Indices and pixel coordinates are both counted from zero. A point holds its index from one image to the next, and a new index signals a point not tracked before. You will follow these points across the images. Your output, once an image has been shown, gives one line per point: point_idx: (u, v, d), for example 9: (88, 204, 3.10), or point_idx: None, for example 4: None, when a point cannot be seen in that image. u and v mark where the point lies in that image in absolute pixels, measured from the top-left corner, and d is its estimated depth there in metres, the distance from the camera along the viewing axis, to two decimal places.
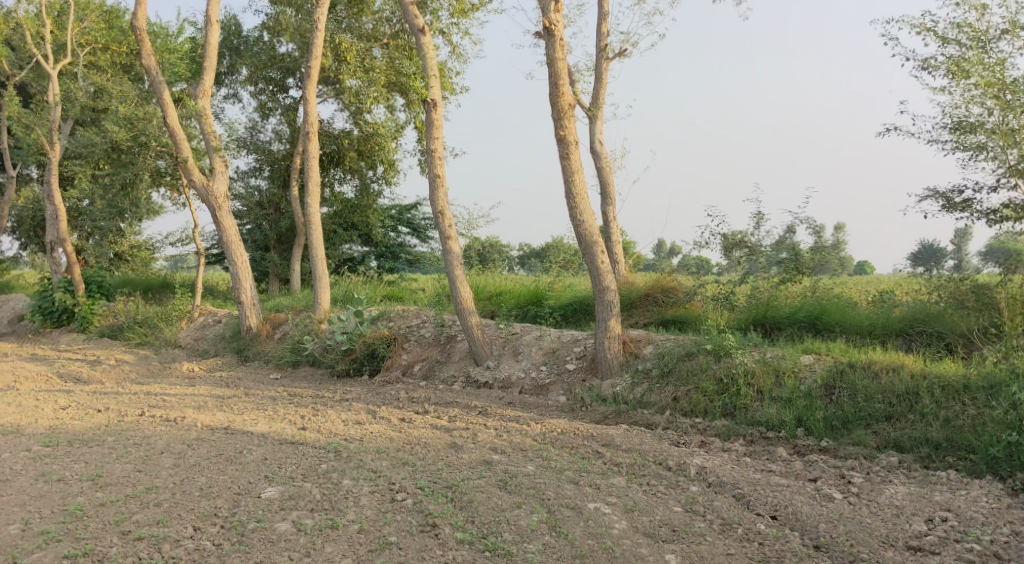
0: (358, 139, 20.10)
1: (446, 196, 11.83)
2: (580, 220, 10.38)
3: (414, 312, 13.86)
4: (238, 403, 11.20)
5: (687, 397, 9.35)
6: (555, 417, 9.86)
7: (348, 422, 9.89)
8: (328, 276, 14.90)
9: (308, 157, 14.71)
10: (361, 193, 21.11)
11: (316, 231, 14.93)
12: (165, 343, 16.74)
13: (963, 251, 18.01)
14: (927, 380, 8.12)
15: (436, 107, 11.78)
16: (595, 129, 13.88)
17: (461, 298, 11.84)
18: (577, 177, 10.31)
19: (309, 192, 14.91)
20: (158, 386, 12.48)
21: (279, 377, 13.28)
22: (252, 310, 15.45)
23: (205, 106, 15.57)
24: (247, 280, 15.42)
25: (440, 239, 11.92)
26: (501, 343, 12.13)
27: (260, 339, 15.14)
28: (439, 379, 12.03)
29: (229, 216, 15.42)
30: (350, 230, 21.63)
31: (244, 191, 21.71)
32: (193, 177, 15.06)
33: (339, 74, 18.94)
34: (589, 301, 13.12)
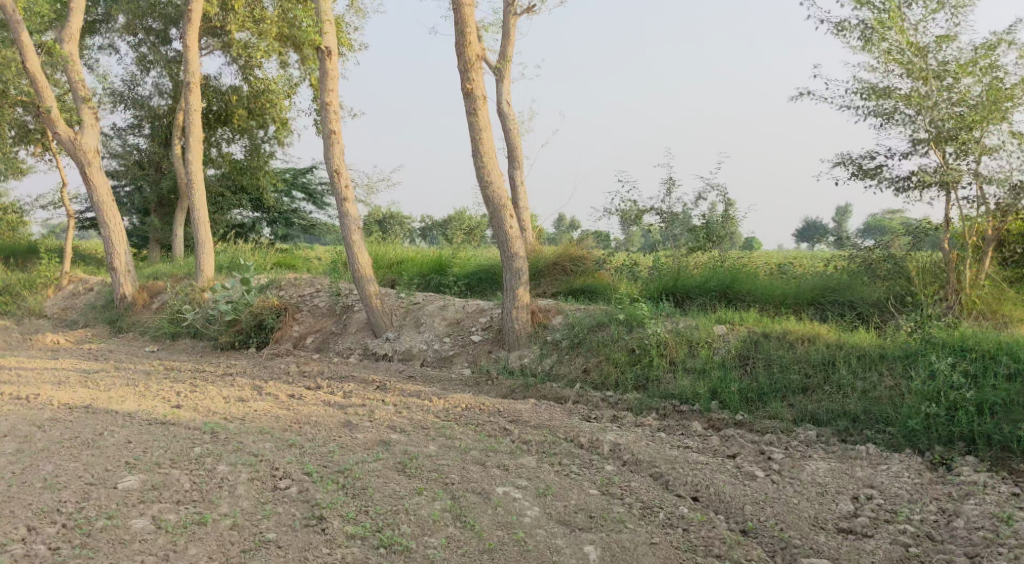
0: (247, 96, 18.77)
1: (342, 154, 10.92)
2: (487, 180, 9.71)
3: (307, 280, 12.91)
4: (105, 377, 10.03)
5: (598, 370, 8.92)
6: (459, 392, 9.23)
7: (231, 399, 8.95)
8: (212, 241, 13.73)
9: (190, 110, 13.44)
10: (252, 155, 19.77)
11: (199, 191, 13.72)
12: (26, 312, 15.11)
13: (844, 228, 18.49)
14: (843, 350, 7.96)
15: (332, 57, 10.81)
16: (502, 89, 13.21)
17: (359, 265, 11.00)
18: (484, 134, 9.65)
19: (191, 149, 13.65)
20: (13, 360, 11.10)
21: (156, 350, 12.09)
22: (127, 277, 14.08)
23: (73, 52, 13.91)
24: (121, 244, 14.03)
25: (335, 200, 11.00)
26: (402, 313, 11.38)
27: (136, 309, 13.82)
28: (333, 352, 11.17)
29: (101, 174, 13.93)
30: (240, 194, 20.24)
31: (121, 149, 19.94)
32: (57, 128, 13.48)
33: (226, 25, 17.51)
34: (494, 269, 12.51)
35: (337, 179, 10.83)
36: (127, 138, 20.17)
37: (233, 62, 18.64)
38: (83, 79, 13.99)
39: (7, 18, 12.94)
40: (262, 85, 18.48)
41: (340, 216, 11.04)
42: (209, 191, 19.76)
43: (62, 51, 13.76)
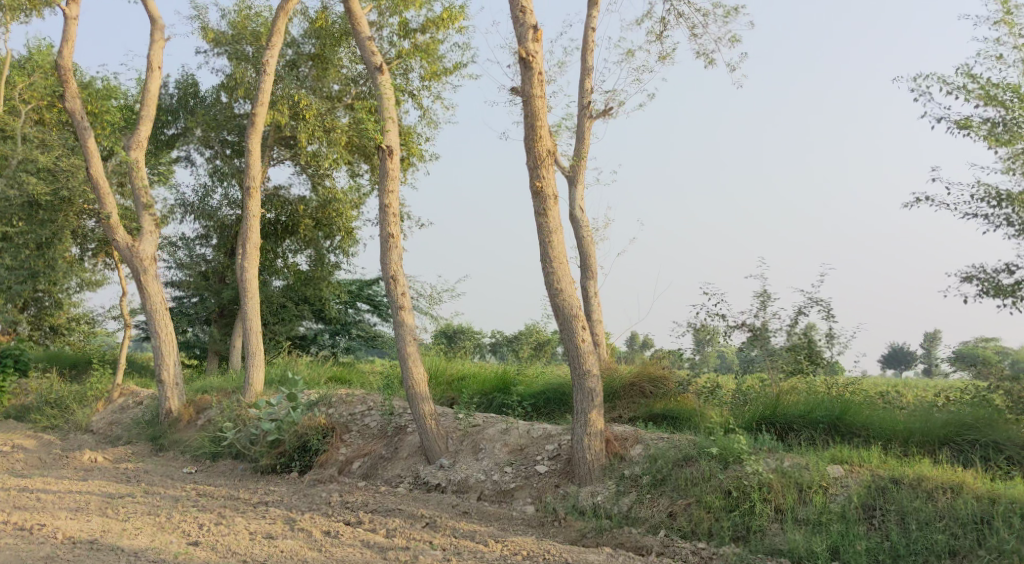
0: (315, 206, 18.55)
1: (400, 259, 10.10)
2: (556, 288, 8.67)
3: (360, 396, 11.85)
4: (127, 503, 9.01)
5: (687, 515, 7.49)
6: (520, 535, 7.86)
7: (257, 534, 7.75)
8: (263, 352, 12.94)
9: (249, 215, 13.00)
10: (316, 264, 19.30)
11: (254, 299, 13.09)
12: (75, 428, 14.39)
13: (934, 353, 16.76)
14: (1000, 505, 6.44)
15: (393, 157, 10.19)
16: (575, 194, 12.37)
17: (413, 380, 9.94)
18: (554, 236, 8.71)
19: (248, 255, 13.11)
20: (40, 480, 10.22)
21: (193, 472, 11.09)
22: (174, 390, 13.30)
23: (139, 159, 13.77)
24: (171, 355, 13.34)
25: (391, 309, 10.09)
26: (459, 436, 10.12)
27: (181, 425, 12.91)
28: (381, 480, 9.95)
29: (157, 282, 13.45)
30: (303, 305, 19.75)
31: (188, 259, 19.84)
32: (116, 234, 13.16)
33: (297, 134, 17.42)
34: (564, 388, 11.21)
35: (392, 286, 9.97)
36: (195, 249, 20.09)
37: (303, 172, 18.49)
38: (146, 186, 13.78)
39: (76, 125, 12.93)
40: (330, 194, 18.21)
41: (395, 326, 10.09)
42: (271, 301, 19.27)
43: (129, 158, 13.66)
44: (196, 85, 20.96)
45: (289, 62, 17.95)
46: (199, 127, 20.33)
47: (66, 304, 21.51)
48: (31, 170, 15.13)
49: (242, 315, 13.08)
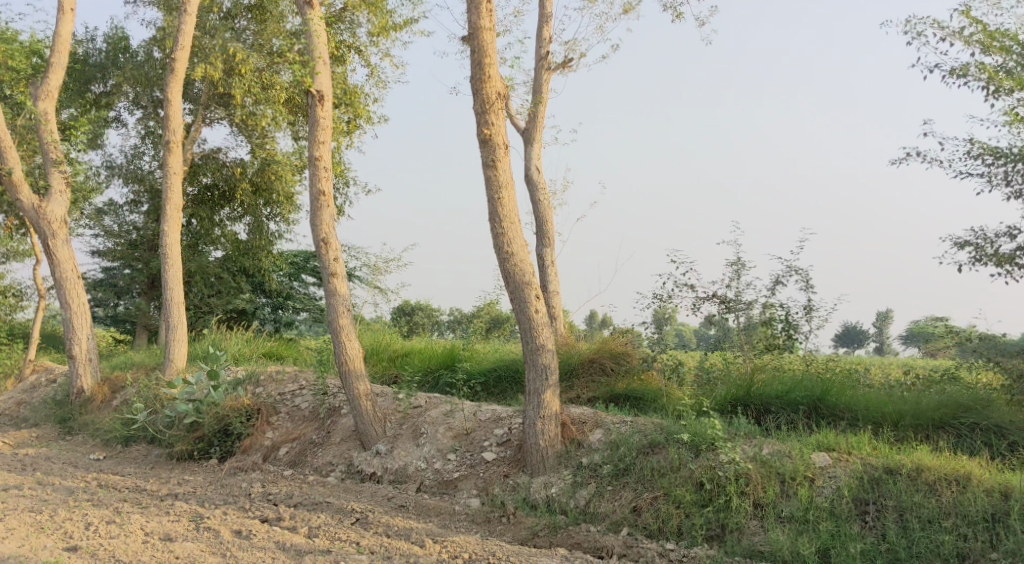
0: (254, 169, 17.16)
1: (333, 220, 8.96)
2: (506, 251, 7.61)
3: (292, 374, 10.66)
4: (10, 497, 7.72)
5: (653, 510, 6.59)
6: (464, 534, 6.85)
7: (154, 536, 6.57)
8: (185, 325, 11.72)
9: (169, 171, 11.71)
10: (255, 234, 17.96)
11: (176, 266, 11.79)
12: None
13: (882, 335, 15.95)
14: (1014, 500, 5.73)
15: (324, 104, 9.00)
16: (531, 154, 11.30)
17: (347, 356, 8.86)
18: (505, 193, 7.63)
19: (169, 216, 11.83)
20: None
21: (101, 459, 9.80)
22: (88, 367, 11.90)
23: (48, 110, 12.29)
24: (83, 329, 11.96)
25: (322, 276, 8.95)
26: (399, 420, 9.03)
27: (94, 406, 11.50)
28: (310, 468, 8.83)
29: (67, 248, 12.01)
30: (240, 276, 18.54)
31: (115, 227, 18.46)
32: (19, 193, 11.72)
33: (232, 90, 15.97)
34: (516, 366, 10.18)
35: (323, 251, 8.87)
36: (123, 215, 18.60)
37: (241, 133, 17.08)
38: (56, 140, 12.31)
39: None
40: (268, 156, 16.79)
41: (326, 295, 8.96)
42: (206, 273, 18.09)
43: (36, 109, 12.16)
44: (126, 38, 19.31)
45: (225, 14, 16.48)
46: (129, 84, 18.76)
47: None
48: None
49: (163, 283, 11.76)
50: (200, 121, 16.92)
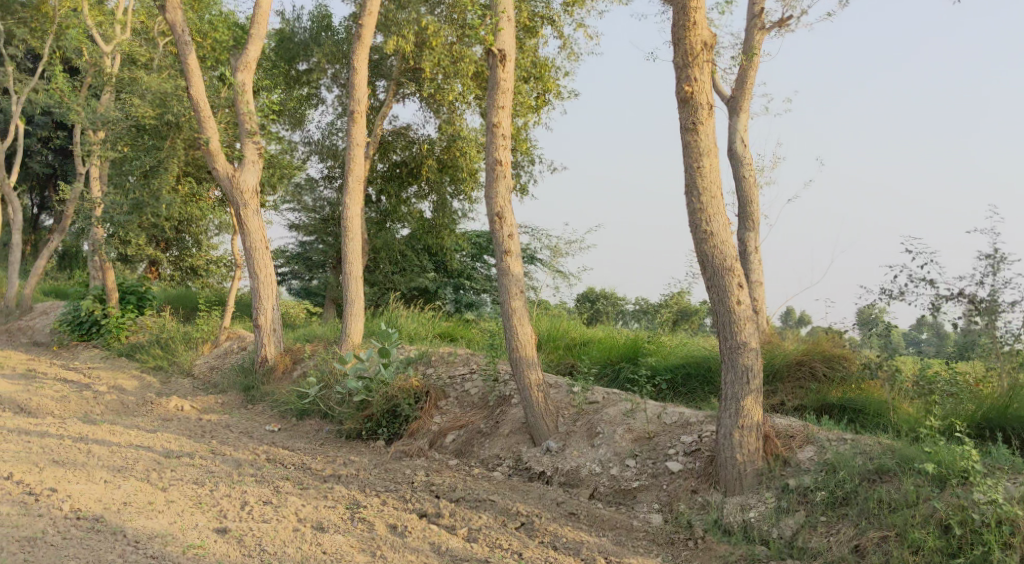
0: (441, 146, 16.92)
1: (509, 192, 8.22)
2: (703, 229, 6.49)
3: (463, 357, 10.07)
4: (180, 465, 7.63)
5: (884, 555, 5.35)
6: (643, 557, 5.87)
7: (306, 525, 6.11)
8: (363, 301, 11.50)
9: (353, 142, 11.52)
10: (439, 211, 17.78)
11: (356, 239, 11.61)
12: (179, 371, 13.46)
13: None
14: None
15: (506, 65, 8.23)
16: (735, 125, 9.99)
17: (518, 342, 8.13)
18: (706, 161, 6.49)
19: (352, 188, 11.65)
20: (109, 428, 9.11)
21: (275, 431, 9.70)
22: (272, 337, 11.90)
23: (246, 82, 12.51)
24: (269, 298, 12.02)
25: (495, 253, 8.26)
26: (573, 415, 8.16)
27: (275, 376, 11.52)
28: (475, 460, 8.18)
29: (257, 218, 12.16)
30: (423, 254, 18.53)
31: (311, 203, 18.94)
32: (217, 163, 11.99)
33: (422, 64, 15.75)
34: (708, 364, 9.01)
35: (497, 225, 8.17)
36: (318, 190, 19.06)
37: (429, 109, 16.88)
38: (252, 112, 12.51)
39: (178, 39, 11.83)
40: (451, 130, 16.38)
41: (499, 273, 8.25)
42: (392, 249, 18.18)
43: (235, 80, 12.43)
44: (329, 17, 19.63)
45: None
46: (328, 62, 19.20)
47: (205, 244, 20.68)
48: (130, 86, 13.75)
49: (343, 256, 11.61)
50: (392, 95, 16.88)
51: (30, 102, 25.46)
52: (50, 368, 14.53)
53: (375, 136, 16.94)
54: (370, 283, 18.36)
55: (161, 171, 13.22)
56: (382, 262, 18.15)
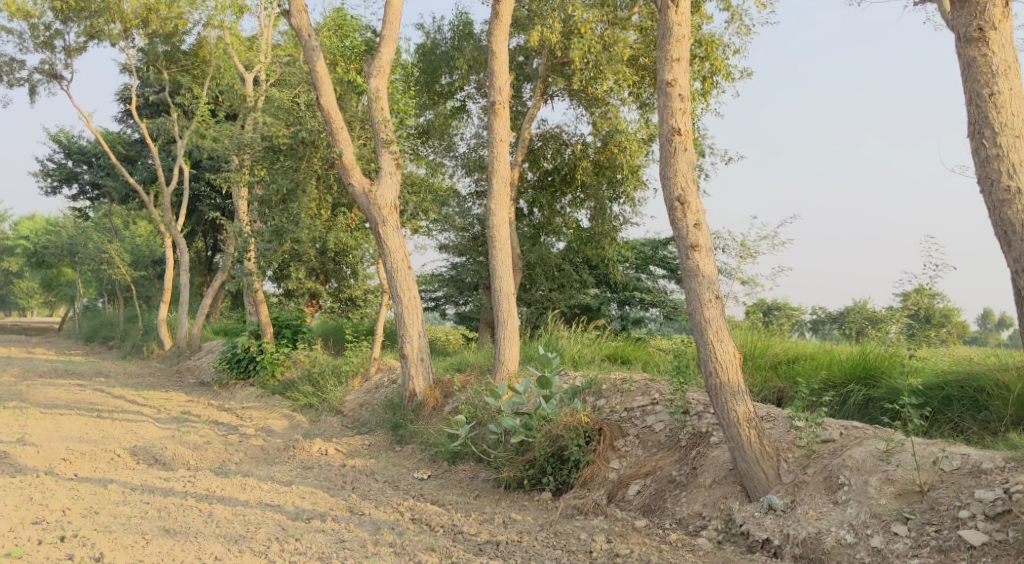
0: (595, 147, 15.24)
1: (691, 170, 6.39)
2: (1005, 185, 4.92)
3: (642, 384, 8.21)
4: (308, 532, 6.26)
5: None
6: None
7: None
8: (517, 321, 9.95)
9: (496, 139, 10.09)
10: (597, 218, 15.99)
11: (504, 250, 10.11)
12: (328, 409, 12.36)
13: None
14: None
15: (679, 5, 6.44)
16: None
17: (718, 365, 6.25)
18: (1003, 86, 5.02)
19: (498, 192, 10.17)
20: (242, 480, 7.97)
21: (424, 480, 8.23)
22: (419, 368, 10.53)
23: (380, 87, 11.37)
24: (414, 324, 10.65)
25: (678, 249, 6.43)
26: (800, 460, 6.18)
27: (425, 412, 10.11)
28: (671, 521, 6.33)
29: (397, 235, 10.89)
30: (584, 268, 16.92)
31: (458, 220, 17.86)
32: (352, 177, 10.84)
33: (570, 55, 14.21)
34: (979, 385, 6.78)
35: (678, 213, 6.34)
36: (466, 207, 17.93)
37: (581, 105, 15.27)
38: (388, 119, 11.36)
39: (305, 46, 10.91)
40: (607, 126, 14.66)
41: (684, 274, 6.40)
42: (548, 264, 16.62)
43: (368, 87, 11.34)
44: (470, 24, 18.30)
45: None
46: (472, 71, 18.10)
47: (361, 274, 19.93)
48: (264, 106, 13.03)
49: (492, 271, 10.12)
50: (539, 95, 15.39)
51: (196, 148, 26.25)
52: (205, 409, 13.95)
53: (523, 141, 15.49)
54: (526, 304, 16.89)
55: (299, 195, 12.36)
56: (539, 279, 16.68)
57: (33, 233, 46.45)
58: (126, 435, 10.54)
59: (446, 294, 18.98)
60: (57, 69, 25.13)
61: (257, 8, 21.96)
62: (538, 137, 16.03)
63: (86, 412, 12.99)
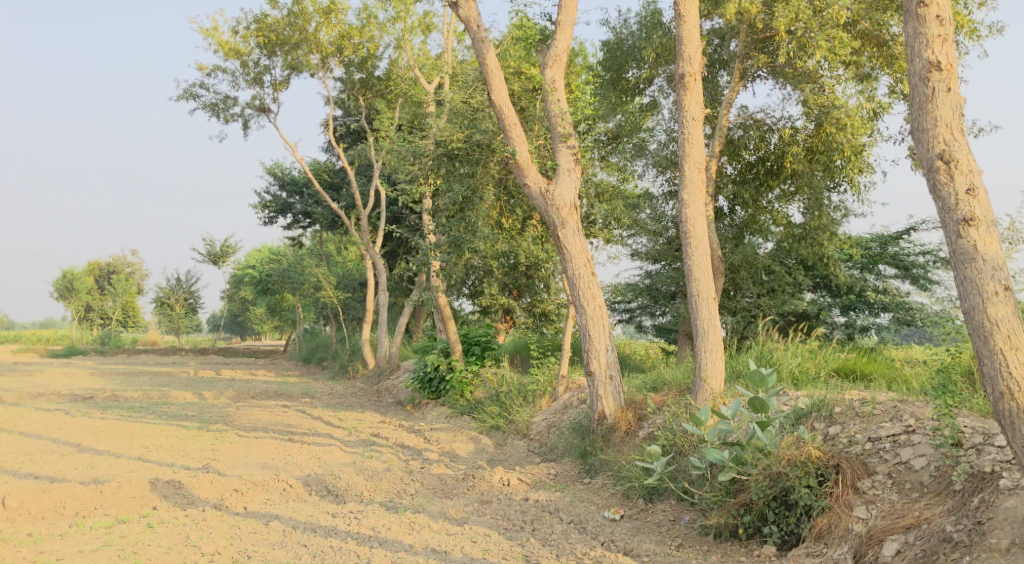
0: (807, 132, 13.33)
1: (959, 121, 5.04)
2: None
3: (890, 406, 6.45)
4: None
5: None
6: None
7: None
8: (720, 332, 8.47)
9: (688, 120, 8.73)
10: (812, 212, 14.03)
11: (702, 249, 8.66)
12: (515, 432, 11.40)
13: None
14: None
15: None
16: None
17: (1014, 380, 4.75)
18: None
19: (694, 180, 8.75)
20: (410, 517, 7.12)
21: (616, 522, 6.96)
22: (609, 388, 9.28)
23: (557, 77, 10.34)
24: (601, 338, 9.45)
25: (945, 225, 5.05)
26: None
27: (617, 438, 8.84)
28: None
29: (579, 238, 9.76)
30: (799, 270, 14.91)
31: (651, 223, 16.53)
32: (527, 176, 9.88)
33: (772, 26, 12.46)
34: None
35: (941, 175, 5.01)
36: (661, 209, 16.62)
37: (788, 84, 13.42)
38: (566, 113, 10.32)
39: (474, 39, 10.15)
40: (820, 103, 12.71)
41: (953, 261, 5.05)
42: (756, 267, 14.78)
43: (544, 79, 10.36)
44: (659, 13, 16.86)
45: None
46: (662, 61, 16.70)
47: (554, 287, 19.01)
48: (440, 112, 12.46)
49: (689, 273, 8.69)
50: (737, 77, 13.69)
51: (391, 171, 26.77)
52: (395, 431, 13.50)
53: (721, 130, 13.86)
54: (730, 313, 15.11)
55: (477, 203, 11.64)
56: (745, 284, 14.87)
57: (259, 264, 50.31)
58: (308, 461, 10.16)
59: (641, 305, 17.58)
60: (265, 105, 26.65)
61: (442, 25, 21.87)
62: (738, 125, 14.32)
63: (280, 435, 12.96)
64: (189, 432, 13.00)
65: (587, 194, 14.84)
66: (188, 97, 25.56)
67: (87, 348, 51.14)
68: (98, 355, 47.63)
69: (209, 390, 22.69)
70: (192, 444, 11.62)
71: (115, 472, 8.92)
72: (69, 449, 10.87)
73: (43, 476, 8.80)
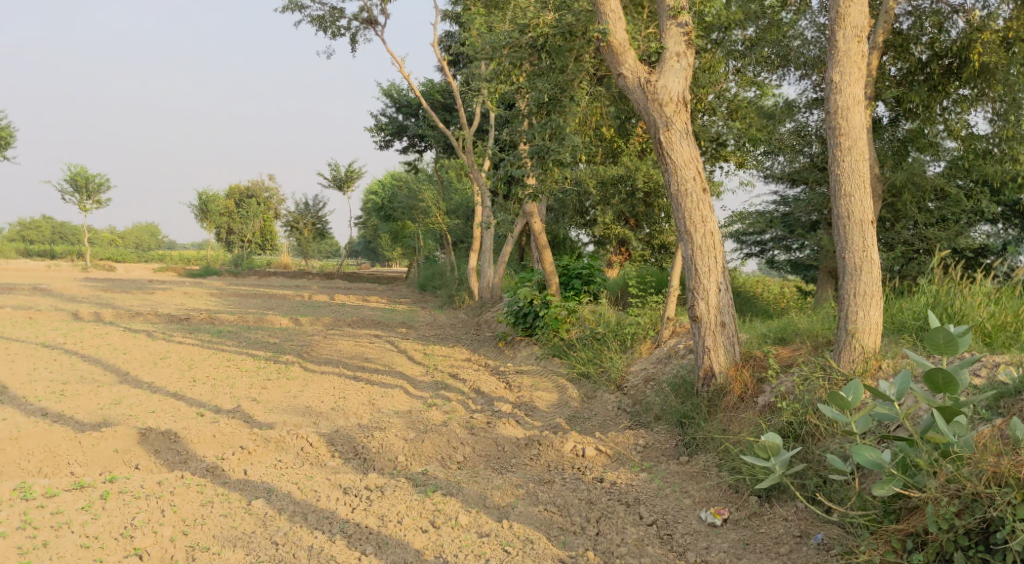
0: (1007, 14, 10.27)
1: None
2: None
3: None
4: None
5: None
6: None
7: None
8: (879, 269, 6.16)
9: None
10: (1004, 119, 10.82)
11: (857, 153, 6.27)
12: (608, 381, 9.49)
13: None
14: None
15: None
16: None
17: None
18: None
19: (848, 58, 6.32)
20: (438, 498, 5.39)
21: (716, 531, 5.01)
22: (720, 338, 7.17)
23: None
24: (713, 272, 7.29)
25: None
26: None
27: (728, 405, 6.80)
28: None
29: (689, 142, 7.52)
30: (980, 193, 11.96)
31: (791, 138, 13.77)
32: (625, 62, 7.73)
33: None
34: None
35: None
36: (802, 121, 13.83)
37: None
38: None
39: None
40: None
41: None
42: (922, 189, 11.94)
43: None
44: None
45: None
46: None
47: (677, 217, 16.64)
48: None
49: (836, 187, 6.32)
50: None
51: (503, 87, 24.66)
52: (477, 372, 11.87)
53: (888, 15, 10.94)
54: (888, 247, 12.34)
55: (567, 103, 9.76)
56: (907, 210, 12.09)
57: (382, 189, 49.62)
58: (359, 409, 8.63)
59: (775, 236, 14.95)
60: (372, 16, 25.03)
61: None
62: (907, 11, 11.45)
63: (348, 371, 11.57)
64: (253, 363, 11.81)
65: (713, 103, 12.33)
66: (293, 8, 24.27)
67: (221, 269, 52.64)
68: (230, 275, 48.78)
69: (309, 316, 21.84)
70: (244, 379, 10.35)
71: (129, 414, 7.63)
72: (111, 379, 9.80)
73: (51, 414, 7.64)
